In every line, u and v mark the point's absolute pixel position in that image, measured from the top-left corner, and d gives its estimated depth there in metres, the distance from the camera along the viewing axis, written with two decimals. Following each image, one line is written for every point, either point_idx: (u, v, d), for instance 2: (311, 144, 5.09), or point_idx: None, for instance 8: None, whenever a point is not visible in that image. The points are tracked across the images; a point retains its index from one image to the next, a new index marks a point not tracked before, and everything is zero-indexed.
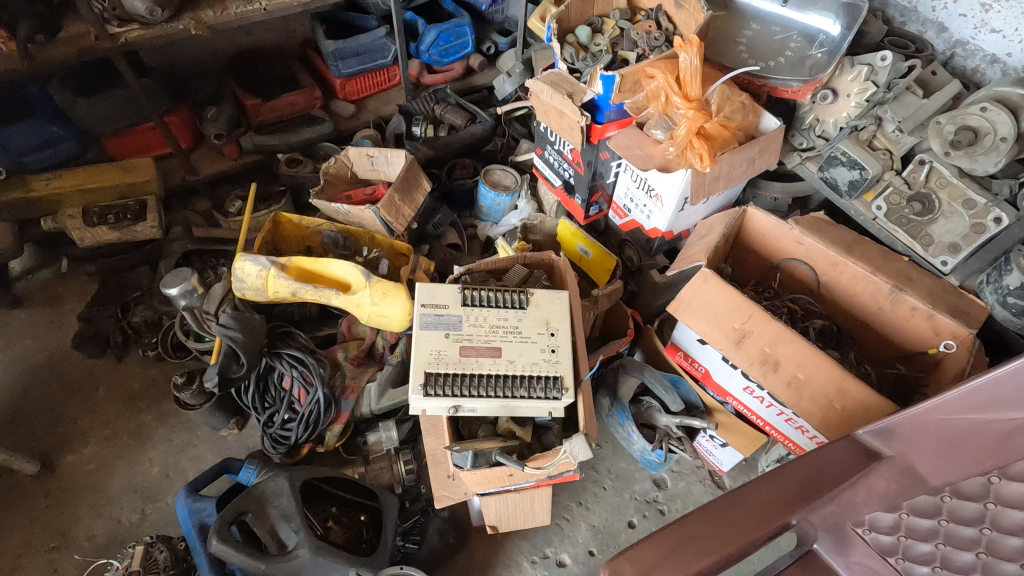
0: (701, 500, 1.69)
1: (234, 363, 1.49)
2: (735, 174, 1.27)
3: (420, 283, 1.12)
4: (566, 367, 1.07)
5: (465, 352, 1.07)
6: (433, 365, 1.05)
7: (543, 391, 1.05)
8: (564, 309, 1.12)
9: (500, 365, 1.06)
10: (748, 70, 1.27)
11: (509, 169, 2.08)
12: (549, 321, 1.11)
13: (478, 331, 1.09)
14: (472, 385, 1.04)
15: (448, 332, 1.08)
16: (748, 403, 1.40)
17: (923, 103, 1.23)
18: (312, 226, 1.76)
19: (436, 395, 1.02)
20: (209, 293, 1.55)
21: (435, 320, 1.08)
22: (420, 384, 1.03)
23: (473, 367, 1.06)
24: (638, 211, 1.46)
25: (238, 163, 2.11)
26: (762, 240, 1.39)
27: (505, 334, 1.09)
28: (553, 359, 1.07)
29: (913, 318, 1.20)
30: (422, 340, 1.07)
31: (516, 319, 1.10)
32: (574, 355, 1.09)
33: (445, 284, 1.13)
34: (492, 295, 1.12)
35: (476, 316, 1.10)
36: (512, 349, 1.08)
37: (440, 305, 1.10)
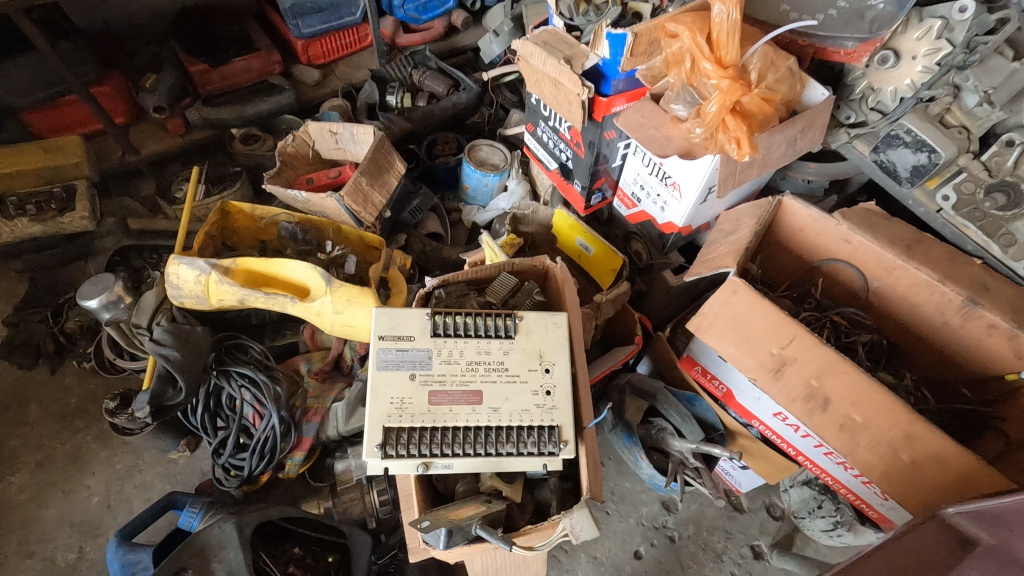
0: (716, 525, 1.50)
1: (170, 388, 1.26)
2: (772, 159, 1.03)
3: (377, 308, 0.88)
4: (565, 413, 0.85)
5: (435, 398, 0.84)
6: (394, 417, 0.83)
7: (535, 447, 0.83)
8: (562, 336, 0.90)
9: (480, 415, 0.84)
10: (795, 26, 1.00)
11: (497, 145, 1.83)
12: (544, 353, 0.88)
13: (453, 369, 0.86)
14: (443, 443, 0.82)
15: (414, 372, 0.85)
16: (778, 430, 1.19)
17: (1013, 68, 0.98)
18: (266, 217, 1.50)
19: (399, 457, 0.81)
20: (139, 303, 1.31)
21: (398, 357, 0.85)
22: (377, 442, 0.81)
23: (446, 417, 0.84)
24: (650, 201, 1.21)
25: (185, 140, 1.84)
26: (800, 237, 1.16)
27: (486, 371, 0.86)
28: (549, 403, 0.85)
29: (989, 337, 0.97)
30: (380, 384, 0.85)
31: (501, 352, 0.87)
32: (575, 396, 0.87)
33: (409, 307, 0.89)
34: (471, 321, 0.88)
35: (450, 349, 0.87)
36: (495, 391, 0.85)
37: (404, 337, 0.87)
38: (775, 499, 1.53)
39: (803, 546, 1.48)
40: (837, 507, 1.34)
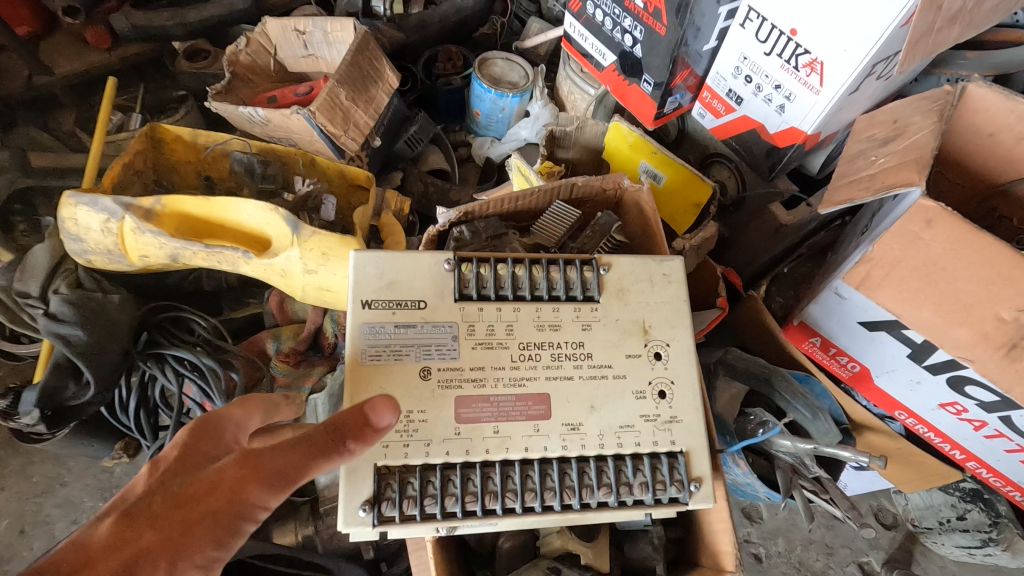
0: (812, 538, 1.17)
1: (72, 381, 0.90)
2: (980, 14, 0.66)
3: (359, 253, 0.63)
4: (692, 430, 0.62)
5: (467, 408, 0.60)
6: (393, 448, 0.58)
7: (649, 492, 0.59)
8: (673, 298, 0.66)
9: (548, 434, 0.60)
10: None
11: (515, 59, 1.41)
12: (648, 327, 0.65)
13: (497, 360, 0.62)
14: (486, 493, 0.57)
15: (427, 365, 0.61)
16: (941, 425, 0.84)
17: None
18: (212, 145, 1.11)
19: (408, 522, 0.57)
20: (26, 263, 0.94)
21: (391, 339, 0.61)
22: (363, 498, 0.56)
23: (490, 444, 0.59)
24: (760, 99, 0.82)
25: (113, 57, 1.43)
26: (989, 146, 0.78)
27: (553, 360, 0.63)
28: (665, 415, 0.62)
29: None
30: (370, 382, 0.60)
31: (578, 329, 0.64)
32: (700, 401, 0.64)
33: (409, 253, 0.64)
34: (523, 275, 0.64)
35: (489, 326, 0.63)
36: (574, 395, 0.62)
37: (409, 301, 0.63)
38: (885, 502, 1.20)
39: (922, 562, 1.17)
40: (990, 521, 1.01)
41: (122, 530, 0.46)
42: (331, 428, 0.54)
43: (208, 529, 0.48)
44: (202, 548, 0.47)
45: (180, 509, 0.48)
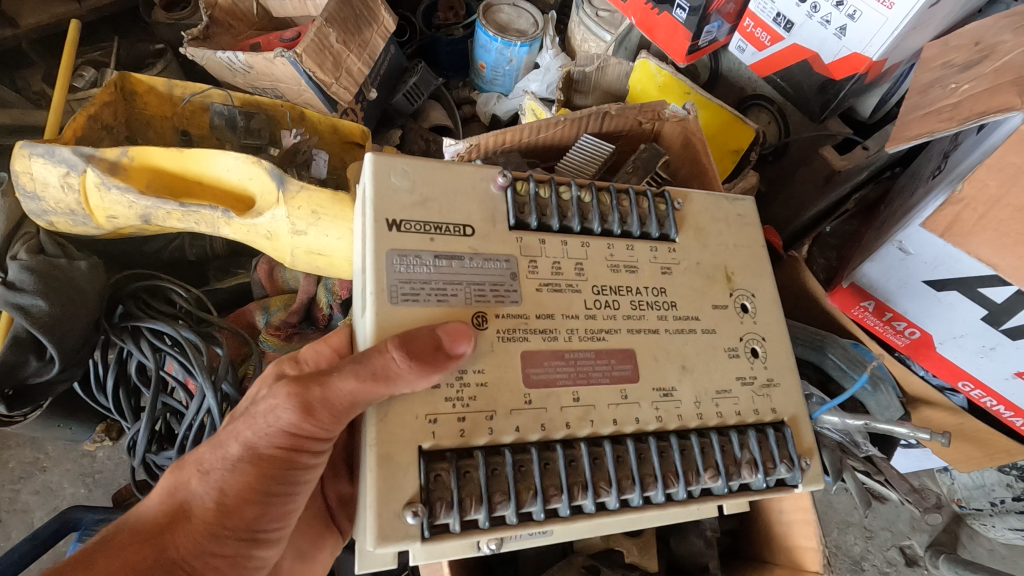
0: (850, 521, 1.08)
1: (34, 357, 0.80)
2: None
3: (380, 159, 0.53)
4: (786, 396, 0.61)
5: (538, 369, 0.52)
6: (441, 433, 0.48)
7: (760, 472, 0.55)
8: (749, 242, 0.65)
9: (638, 401, 0.55)
10: None
11: (523, 4, 1.28)
12: (731, 274, 0.63)
13: (569, 307, 0.55)
14: (575, 486, 0.50)
15: (481, 309, 0.52)
16: (1016, 398, 0.74)
17: None
18: (189, 95, 0.99)
19: (471, 531, 0.48)
20: None
21: (430, 275, 0.51)
22: (408, 497, 0.46)
23: (570, 415, 0.52)
24: (815, 22, 0.71)
25: (83, 8, 1.31)
26: None
27: (632, 309, 0.58)
28: (761, 378, 0.60)
29: None
30: (391, 328, 0.49)
31: (657, 273, 0.60)
32: (791, 361, 0.62)
33: (441, 165, 0.56)
34: (590, 203, 0.59)
35: (554, 265, 0.56)
36: (663, 353, 0.57)
37: (448, 225, 0.54)
38: (929, 481, 1.11)
39: (970, 546, 1.08)
40: None
41: (174, 477, 0.50)
42: (402, 338, 0.47)
43: (257, 469, 0.50)
44: (252, 480, 0.49)
45: (226, 452, 0.50)
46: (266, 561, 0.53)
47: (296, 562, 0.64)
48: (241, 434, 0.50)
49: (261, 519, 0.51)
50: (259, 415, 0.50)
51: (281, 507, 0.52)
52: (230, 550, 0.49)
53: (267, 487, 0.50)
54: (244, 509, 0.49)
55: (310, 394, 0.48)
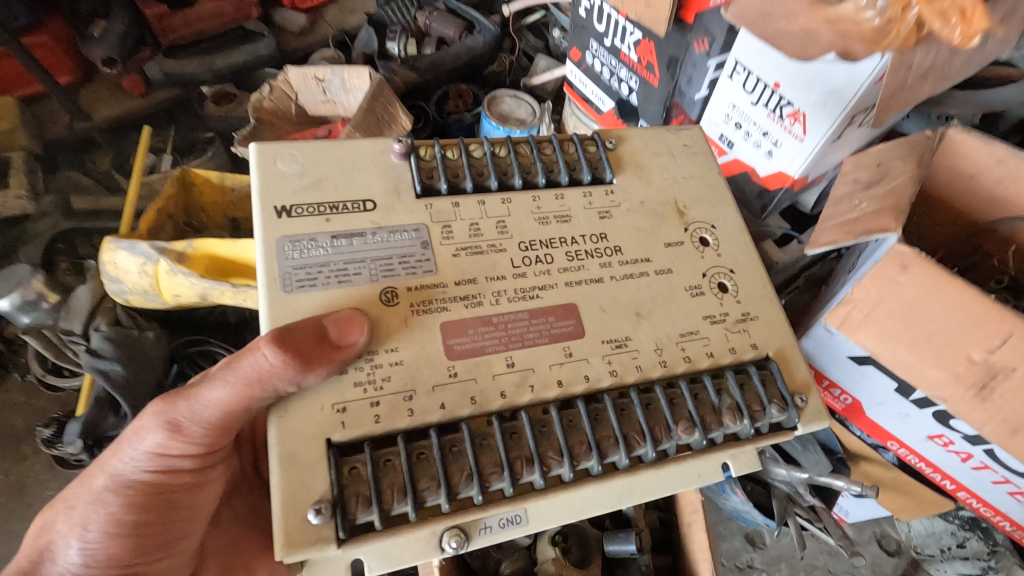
0: (816, 565, 1.18)
1: (111, 414, 0.97)
2: (958, 63, 0.69)
3: (270, 160, 0.67)
4: (767, 321, 0.73)
5: (461, 340, 0.63)
6: (347, 423, 0.58)
7: (742, 418, 0.65)
8: (695, 174, 0.80)
9: (587, 358, 0.66)
10: None
11: (523, 96, 1.48)
12: (683, 210, 0.77)
13: (491, 265, 0.68)
14: (518, 462, 0.59)
15: (381, 274, 0.65)
16: (931, 456, 0.86)
17: None
18: (239, 187, 1.19)
19: (400, 525, 0.56)
20: (68, 304, 1.01)
21: (327, 256, 0.64)
22: (314, 499, 0.55)
23: (511, 380, 0.63)
24: (750, 145, 0.88)
25: (147, 102, 1.54)
26: (969, 188, 0.81)
27: (569, 260, 0.71)
28: (737, 315, 0.72)
29: None
30: (294, 306, 0.62)
31: (595, 219, 0.74)
32: (768, 294, 0.74)
33: (332, 156, 0.70)
34: (512, 166, 0.74)
35: (473, 231, 0.69)
36: (610, 303, 0.69)
37: (345, 203, 0.68)
38: (889, 529, 1.21)
39: None
40: (990, 550, 1.03)
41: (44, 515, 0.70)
42: (284, 329, 0.58)
43: (121, 499, 0.67)
44: (118, 510, 0.67)
45: (94, 484, 0.67)
46: None
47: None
48: (107, 468, 0.67)
49: (140, 545, 0.67)
50: (126, 448, 0.66)
51: (159, 533, 0.69)
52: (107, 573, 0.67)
53: (139, 517, 0.67)
54: (115, 541, 0.66)
55: (172, 416, 0.64)
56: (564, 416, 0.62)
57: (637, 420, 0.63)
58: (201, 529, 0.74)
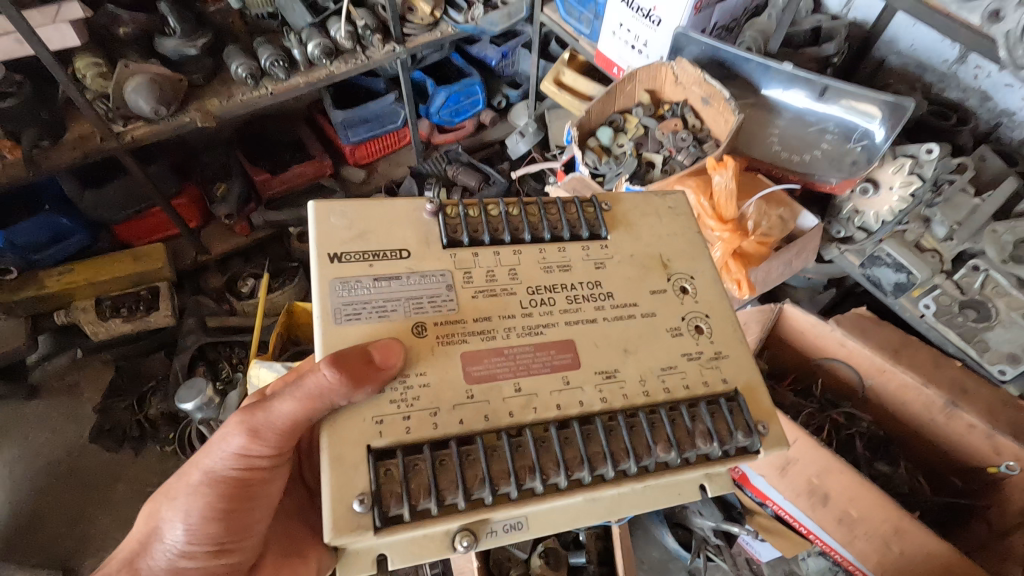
0: None
1: None
2: (771, 279, 1.23)
3: (324, 212, 0.85)
4: (730, 365, 0.89)
5: (478, 367, 0.80)
6: (379, 434, 0.74)
7: (713, 441, 0.81)
8: (675, 234, 0.98)
9: (581, 386, 0.82)
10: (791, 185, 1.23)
11: None
12: (667, 262, 0.95)
13: (505, 305, 0.85)
14: (523, 471, 0.75)
15: (413, 312, 0.82)
16: (789, 510, 1.28)
17: (976, 203, 1.12)
18: None
19: (424, 520, 0.71)
20: (223, 402, 1.54)
21: (371, 293, 0.82)
22: (357, 493, 0.71)
23: (518, 401, 0.79)
24: None
25: (249, 239, 2.08)
26: (802, 338, 1.32)
27: (569, 303, 0.89)
28: (710, 353, 0.89)
29: (970, 435, 1.13)
30: (345, 333, 0.79)
31: (592, 268, 0.92)
32: (735, 339, 0.92)
33: (370, 211, 0.87)
34: (525, 226, 0.92)
35: (490, 277, 0.87)
36: (602, 341, 0.86)
37: (385, 252, 0.85)
38: (795, 566, 1.57)
39: None
40: None
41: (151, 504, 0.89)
42: (339, 352, 0.74)
43: (215, 491, 0.83)
44: (213, 499, 0.83)
45: (192, 477, 0.83)
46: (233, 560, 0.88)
47: (283, 560, 0.94)
48: (200, 466, 0.83)
49: (228, 527, 0.85)
50: (216, 450, 0.83)
51: (243, 518, 0.86)
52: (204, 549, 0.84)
53: (228, 504, 0.84)
54: (210, 524, 0.83)
55: (251, 425, 0.80)
56: (561, 434, 0.78)
57: (623, 440, 0.79)
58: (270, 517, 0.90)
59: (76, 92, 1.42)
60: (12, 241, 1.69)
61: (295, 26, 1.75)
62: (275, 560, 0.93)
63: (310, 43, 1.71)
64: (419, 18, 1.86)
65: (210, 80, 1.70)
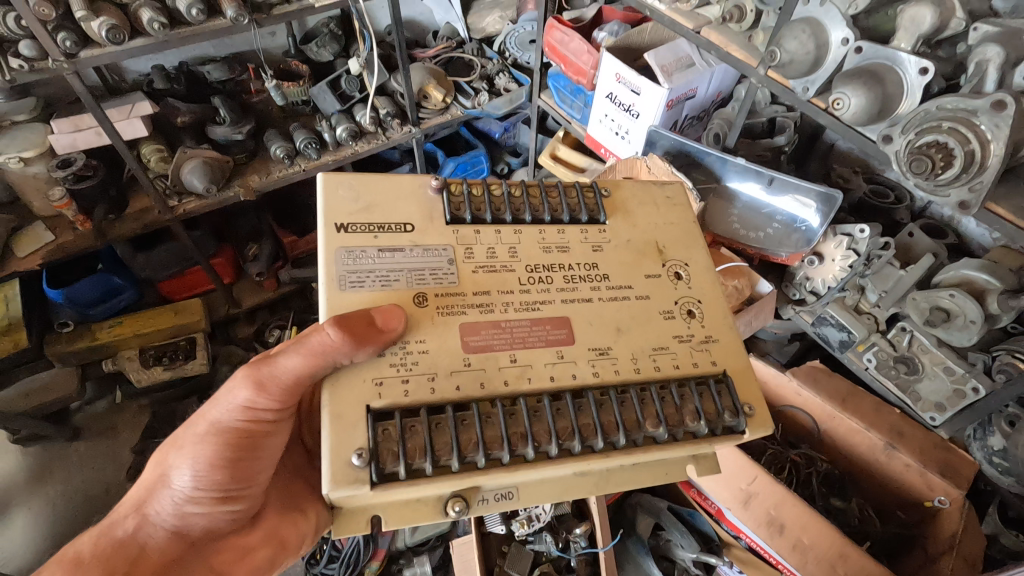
0: None
1: None
2: None
3: (336, 187, 0.96)
4: (717, 350, 1.00)
5: (475, 337, 0.90)
6: (378, 396, 0.83)
7: (701, 420, 0.91)
8: (668, 225, 1.11)
9: (574, 360, 0.93)
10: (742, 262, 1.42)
11: None
12: (662, 250, 1.08)
13: (505, 282, 0.97)
14: (519, 439, 0.84)
15: (416, 282, 0.93)
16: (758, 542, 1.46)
17: (901, 275, 1.33)
18: None
19: (419, 478, 0.81)
20: None
21: (378, 260, 0.93)
22: (355, 448, 0.80)
23: (513, 371, 0.90)
24: None
25: (276, 293, 2.31)
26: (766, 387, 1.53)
27: (566, 282, 1.00)
28: (700, 337, 1.01)
29: (907, 472, 1.32)
30: (350, 296, 0.89)
31: (589, 250, 1.04)
32: (721, 323, 1.03)
33: (379, 187, 0.99)
34: (524, 209, 1.04)
35: (491, 256, 0.98)
36: (593, 319, 0.98)
37: (389, 226, 0.96)
38: None
39: None
40: None
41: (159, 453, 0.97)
42: (342, 314, 0.83)
43: (220, 440, 0.91)
44: (218, 448, 0.91)
45: (200, 427, 0.92)
46: (236, 507, 0.97)
47: (283, 513, 1.04)
48: (208, 417, 0.92)
49: (233, 475, 0.93)
50: (223, 402, 0.91)
51: (246, 467, 0.94)
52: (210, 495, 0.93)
53: (233, 454, 0.92)
54: (216, 472, 0.92)
55: (258, 378, 0.89)
56: (555, 405, 0.88)
57: (613, 413, 0.89)
58: (272, 469, 0.99)
59: (143, 175, 1.68)
60: (71, 298, 1.91)
61: (325, 112, 2.00)
62: (276, 510, 1.04)
63: (339, 127, 1.99)
64: (433, 104, 2.15)
65: (251, 159, 1.97)
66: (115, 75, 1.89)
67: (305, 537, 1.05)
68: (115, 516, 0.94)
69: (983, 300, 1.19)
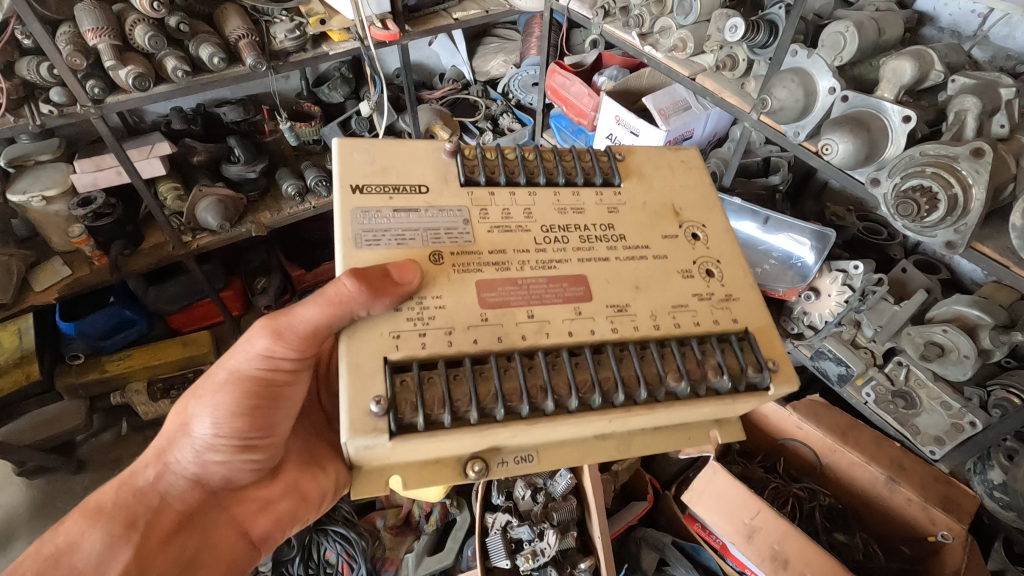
0: None
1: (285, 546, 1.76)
2: None
3: (353, 149, 0.99)
4: (738, 308, 0.99)
5: (493, 294, 0.92)
6: (397, 348, 0.85)
7: (722, 374, 0.91)
8: (683, 188, 1.11)
9: (591, 316, 0.93)
10: None
11: None
12: (679, 211, 1.08)
13: (521, 242, 0.98)
14: (539, 390, 0.85)
15: (433, 240, 0.95)
16: None
17: (895, 310, 1.36)
18: None
19: (439, 428, 0.81)
20: None
21: (394, 219, 0.95)
22: (375, 396, 0.80)
23: (531, 326, 0.90)
24: None
25: None
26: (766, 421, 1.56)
27: (582, 242, 1.01)
28: (720, 294, 1.00)
29: (908, 506, 1.33)
30: (367, 252, 0.91)
31: (604, 211, 1.05)
32: (741, 280, 1.02)
33: (394, 152, 1.02)
34: (539, 174, 1.06)
35: (506, 217, 1.00)
36: (611, 277, 0.98)
37: (405, 188, 0.99)
38: None
39: None
40: None
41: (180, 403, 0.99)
42: (361, 268, 0.85)
43: (240, 388, 0.92)
44: (237, 396, 0.92)
45: (220, 377, 0.93)
46: (258, 457, 0.98)
47: (303, 470, 1.05)
48: (228, 367, 0.93)
49: (254, 424, 0.94)
50: (242, 351, 0.93)
51: (268, 417, 0.95)
52: (231, 445, 0.94)
53: (254, 402, 0.93)
54: (237, 421, 0.92)
55: (276, 327, 0.90)
56: (573, 359, 0.89)
57: (633, 367, 0.89)
58: (292, 420, 1.00)
59: (158, 211, 1.74)
60: (83, 330, 1.96)
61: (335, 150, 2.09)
62: (296, 467, 1.05)
63: None
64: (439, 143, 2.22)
65: (263, 197, 2.04)
66: (135, 117, 1.98)
67: (326, 493, 1.06)
68: (136, 465, 0.98)
69: (975, 335, 1.21)
